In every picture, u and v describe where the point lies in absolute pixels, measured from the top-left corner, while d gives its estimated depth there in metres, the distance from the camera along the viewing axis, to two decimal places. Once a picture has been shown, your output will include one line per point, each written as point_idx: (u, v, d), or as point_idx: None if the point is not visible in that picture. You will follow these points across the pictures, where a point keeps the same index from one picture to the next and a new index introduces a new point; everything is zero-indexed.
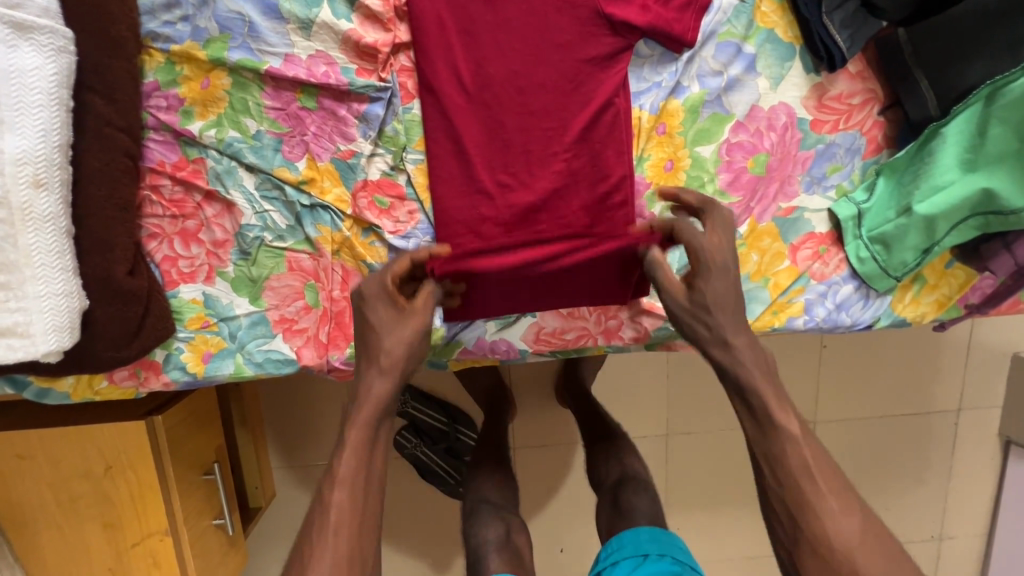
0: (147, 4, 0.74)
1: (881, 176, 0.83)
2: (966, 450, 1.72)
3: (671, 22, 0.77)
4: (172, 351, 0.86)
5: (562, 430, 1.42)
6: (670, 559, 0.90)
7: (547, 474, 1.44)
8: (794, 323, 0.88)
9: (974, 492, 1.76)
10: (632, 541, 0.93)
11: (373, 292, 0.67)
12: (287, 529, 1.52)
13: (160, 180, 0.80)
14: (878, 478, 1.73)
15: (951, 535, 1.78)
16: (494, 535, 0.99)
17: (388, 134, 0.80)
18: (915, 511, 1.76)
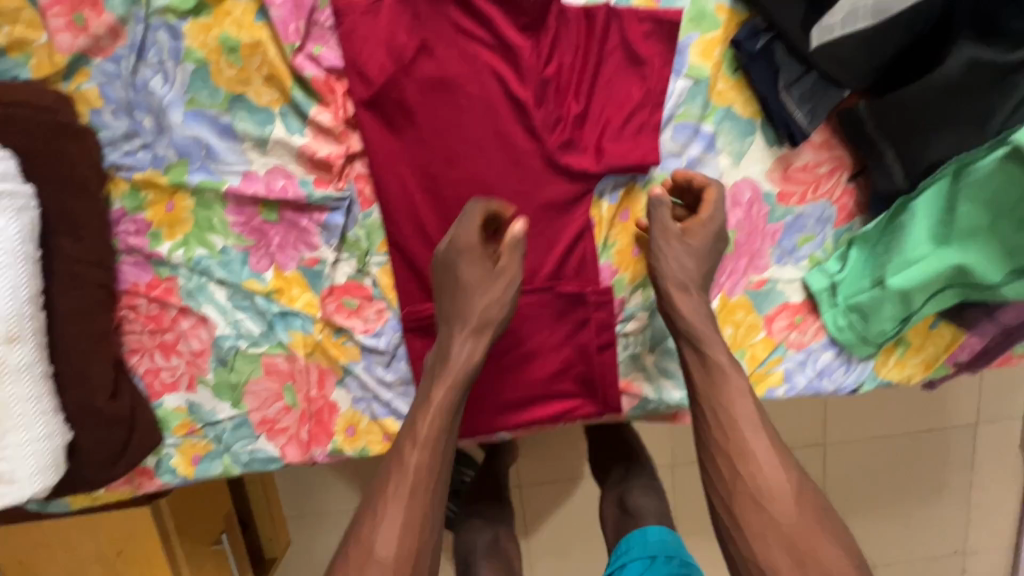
0: (107, 137, 0.76)
1: (854, 246, 0.80)
2: (986, 464, 1.67)
3: (625, 155, 0.77)
4: (162, 456, 0.89)
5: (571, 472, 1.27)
6: (678, 560, 0.84)
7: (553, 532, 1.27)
8: (775, 393, 0.87)
9: (994, 502, 1.71)
10: (637, 543, 0.88)
11: (465, 241, 0.74)
12: None
13: (136, 300, 0.82)
14: (895, 494, 1.68)
15: (975, 548, 1.74)
16: (482, 543, 0.96)
17: (351, 239, 0.81)
18: (935, 524, 1.71)
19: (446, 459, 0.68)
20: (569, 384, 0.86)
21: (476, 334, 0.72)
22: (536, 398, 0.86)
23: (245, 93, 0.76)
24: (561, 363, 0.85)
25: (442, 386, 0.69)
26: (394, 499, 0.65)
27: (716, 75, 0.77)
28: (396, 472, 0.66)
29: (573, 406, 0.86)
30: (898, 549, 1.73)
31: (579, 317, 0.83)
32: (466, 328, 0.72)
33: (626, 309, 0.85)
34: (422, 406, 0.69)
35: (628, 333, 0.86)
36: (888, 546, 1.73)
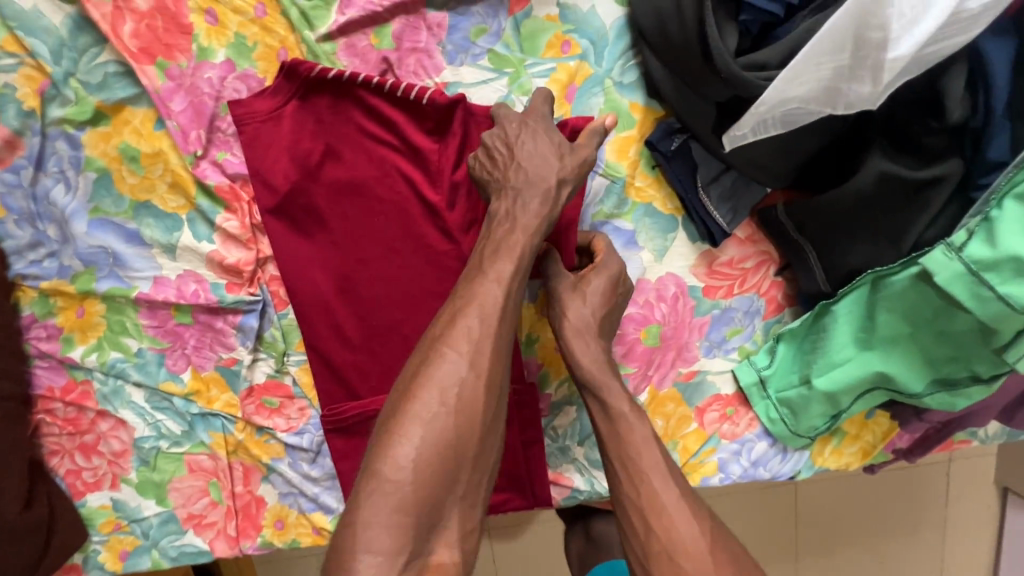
0: (12, 246, 0.75)
1: (781, 341, 0.78)
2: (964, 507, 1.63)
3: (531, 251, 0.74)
4: (90, 552, 0.88)
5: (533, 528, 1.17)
6: None
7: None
8: (708, 482, 0.85)
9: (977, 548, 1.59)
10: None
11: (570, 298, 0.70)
12: None
13: (52, 403, 0.81)
14: (870, 536, 1.55)
15: None
16: None
17: (267, 340, 0.80)
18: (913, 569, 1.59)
19: (486, 426, 0.56)
20: (496, 478, 0.84)
21: (476, 348, 0.57)
22: None
23: (150, 200, 0.74)
24: None
25: (472, 314, 0.58)
26: (436, 391, 0.55)
27: (633, 173, 0.74)
28: (443, 353, 0.57)
29: (501, 501, 0.84)
30: None
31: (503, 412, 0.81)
32: (502, 253, 0.62)
33: (552, 403, 0.83)
34: (477, 275, 0.61)
35: (556, 426, 0.84)
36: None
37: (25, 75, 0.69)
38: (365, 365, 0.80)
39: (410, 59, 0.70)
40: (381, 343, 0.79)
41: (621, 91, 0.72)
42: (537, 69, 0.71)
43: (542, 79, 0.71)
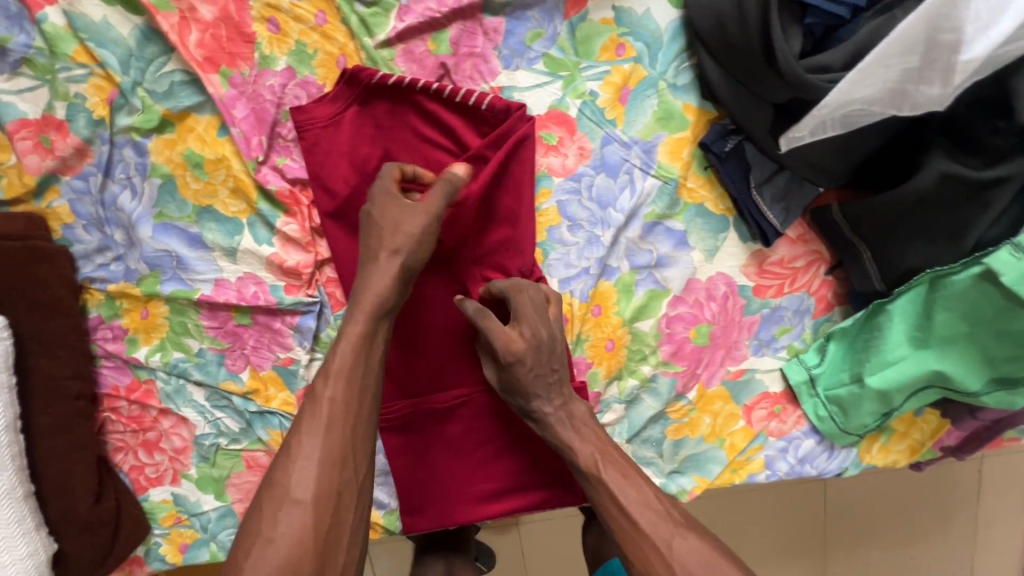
0: (80, 250, 0.77)
1: (832, 339, 0.79)
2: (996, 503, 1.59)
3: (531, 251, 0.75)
4: (151, 545, 0.90)
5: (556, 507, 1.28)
6: None
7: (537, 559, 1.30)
8: (755, 479, 0.85)
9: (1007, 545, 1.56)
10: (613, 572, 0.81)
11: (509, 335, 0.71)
12: None
13: (117, 402, 0.84)
14: (898, 533, 1.54)
15: None
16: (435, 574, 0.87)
17: (324, 340, 0.82)
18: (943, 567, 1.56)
19: (345, 467, 0.59)
20: (545, 475, 0.86)
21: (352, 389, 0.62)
22: (513, 488, 0.86)
23: (212, 205, 0.76)
24: (537, 454, 0.85)
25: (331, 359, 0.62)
26: (270, 527, 0.56)
27: (685, 174, 0.75)
28: (269, 490, 0.58)
29: (549, 497, 0.86)
30: None
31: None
32: (334, 367, 0.62)
33: (602, 401, 0.84)
34: (311, 401, 0.61)
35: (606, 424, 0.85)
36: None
37: (95, 85, 0.72)
38: (418, 365, 0.82)
39: (466, 64, 0.72)
40: (436, 343, 0.81)
41: (675, 93, 0.73)
42: (592, 73, 0.73)
43: (597, 82, 0.73)
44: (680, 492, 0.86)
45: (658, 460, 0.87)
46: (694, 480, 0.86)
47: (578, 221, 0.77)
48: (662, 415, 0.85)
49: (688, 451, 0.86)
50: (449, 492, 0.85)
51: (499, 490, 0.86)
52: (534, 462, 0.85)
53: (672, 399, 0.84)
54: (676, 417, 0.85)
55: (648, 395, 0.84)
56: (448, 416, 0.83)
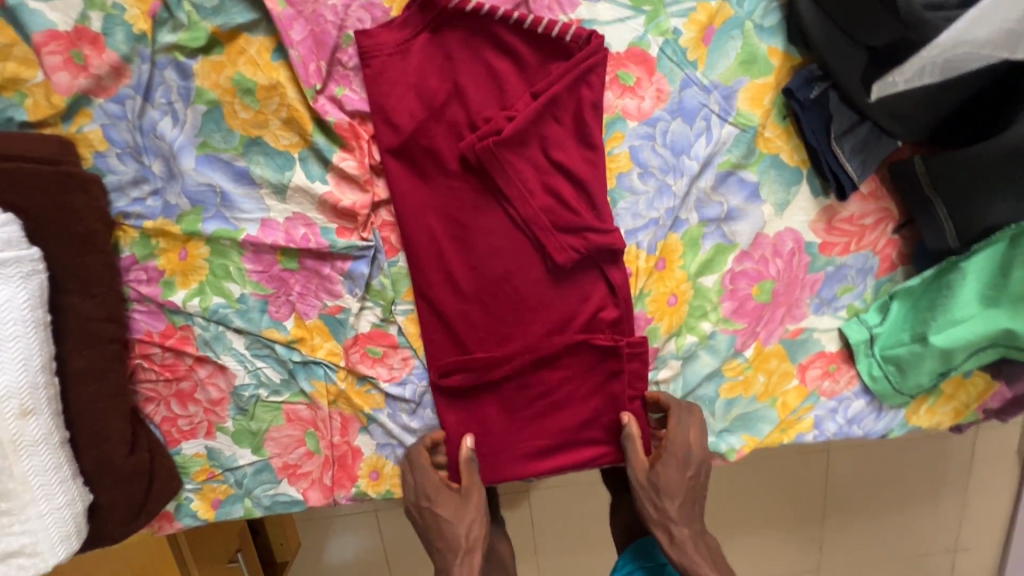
0: (113, 182, 0.71)
1: (896, 298, 0.78)
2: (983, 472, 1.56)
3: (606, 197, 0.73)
4: (182, 501, 0.87)
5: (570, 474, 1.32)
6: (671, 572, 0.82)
7: (551, 524, 1.35)
8: (803, 439, 0.85)
9: (990, 508, 1.59)
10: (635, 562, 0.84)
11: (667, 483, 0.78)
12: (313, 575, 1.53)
13: (150, 348, 0.79)
14: (892, 498, 1.58)
15: (966, 547, 1.62)
16: None
17: (376, 288, 0.78)
18: (930, 529, 1.61)
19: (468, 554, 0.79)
20: (596, 431, 0.83)
21: (476, 510, 0.80)
22: (562, 443, 0.84)
23: (262, 136, 0.70)
24: (593, 410, 0.83)
25: (470, 494, 0.80)
26: None
27: (765, 122, 0.73)
28: None
29: (600, 455, 0.84)
30: (895, 547, 1.63)
31: (611, 364, 0.80)
32: (465, 538, 0.79)
33: (659, 357, 0.82)
34: (454, 518, 0.79)
35: (660, 380, 0.83)
36: (879, 547, 1.62)
37: None
38: (474, 317, 0.78)
39: None
40: (493, 294, 0.77)
41: (761, 35, 0.71)
42: (677, 9, 0.70)
43: (680, 19, 0.70)
44: (729, 450, 0.86)
45: (708, 418, 0.86)
46: (743, 439, 0.86)
47: (649, 168, 0.74)
48: (718, 372, 0.84)
49: (739, 411, 0.86)
50: (498, 446, 0.83)
51: (549, 447, 0.84)
52: (586, 418, 0.83)
53: (729, 357, 0.83)
54: (731, 375, 0.84)
55: (705, 352, 0.83)
56: (503, 370, 0.80)
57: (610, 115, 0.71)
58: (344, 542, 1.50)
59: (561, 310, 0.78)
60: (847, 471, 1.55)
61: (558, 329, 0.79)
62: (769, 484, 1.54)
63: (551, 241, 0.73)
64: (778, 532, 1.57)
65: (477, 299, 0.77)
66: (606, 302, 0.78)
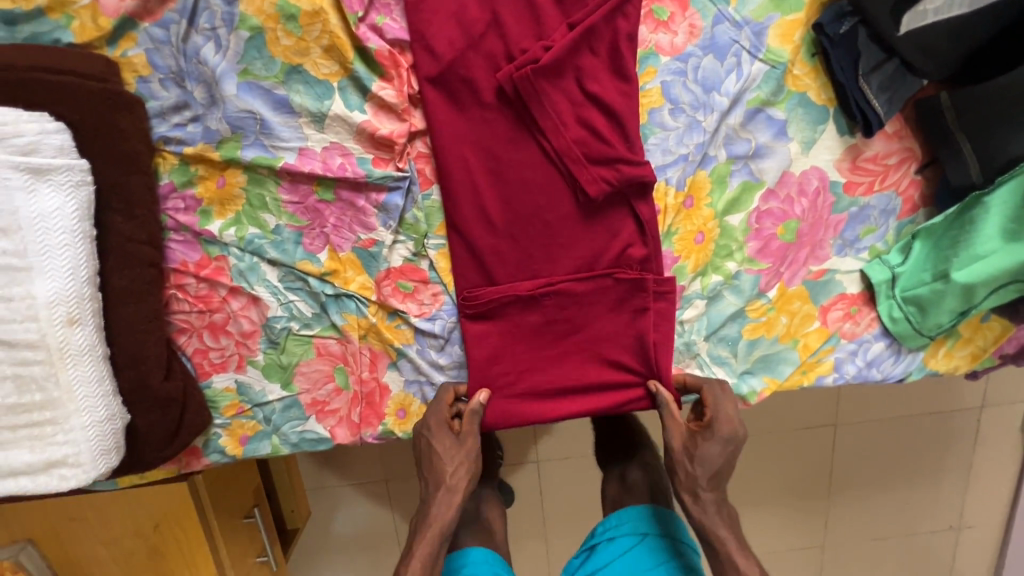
0: (155, 107, 0.72)
1: (917, 239, 0.81)
2: (987, 448, 1.53)
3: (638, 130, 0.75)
4: (210, 436, 0.87)
5: (576, 447, 1.35)
6: (672, 539, 0.86)
7: (558, 496, 1.39)
8: (823, 381, 0.85)
9: (997, 483, 1.57)
10: (632, 519, 0.87)
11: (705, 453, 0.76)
12: (322, 540, 1.51)
13: (185, 279, 0.80)
14: (898, 476, 1.54)
15: (969, 524, 1.60)
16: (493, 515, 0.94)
17: (409, 221, 0.79)
18: (934, 509, 1.58)
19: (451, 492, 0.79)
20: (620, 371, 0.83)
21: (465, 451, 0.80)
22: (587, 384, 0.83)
23: (303, 64, 0.72)
24: (620, 350, 0.82)
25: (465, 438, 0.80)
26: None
27: (794, 59, 0.75)
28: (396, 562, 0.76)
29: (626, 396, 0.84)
30: (899, 522, 1.58)
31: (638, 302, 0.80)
32: (452, 476, 0.79)
33: (684, 297, 0.83)
34: (441, 456, 0.79)
35: (685, 320, 0.84)
36: (882, 525, 1.58)
37: None
38: (505, 250, 0.79)
39: None
40: (524, 228, 0.78)
41: None
42: None
43: None
44: (750, 393, 0.85)
45: (731, 360, 0.86)
46: (764, 381, 0.86)
47: (680, 104, 0.76)
48: (741, 313, 0.85)
49: (761, 352, 0.86)
50: (522, 386, 0.83)
51: (572, 389, 0.83)
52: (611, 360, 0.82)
53: (753, 297, 0.84)
54: (755, 316, 0.85)
55: (730, 292, 0.84)
56: (532, 305, 0.81)
57: (644, 49, 0.73)
58: (354, 512, 1.48)
59: (590, 246, 0.79)
60: (855, 444, 1.51)
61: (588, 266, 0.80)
62: (775, 456, 1.50)
63: (583, 173, 0.75)
64: (784, 508, 1.54)
65: (508, 233, 0.78)
66: (634, 239, 0.79)
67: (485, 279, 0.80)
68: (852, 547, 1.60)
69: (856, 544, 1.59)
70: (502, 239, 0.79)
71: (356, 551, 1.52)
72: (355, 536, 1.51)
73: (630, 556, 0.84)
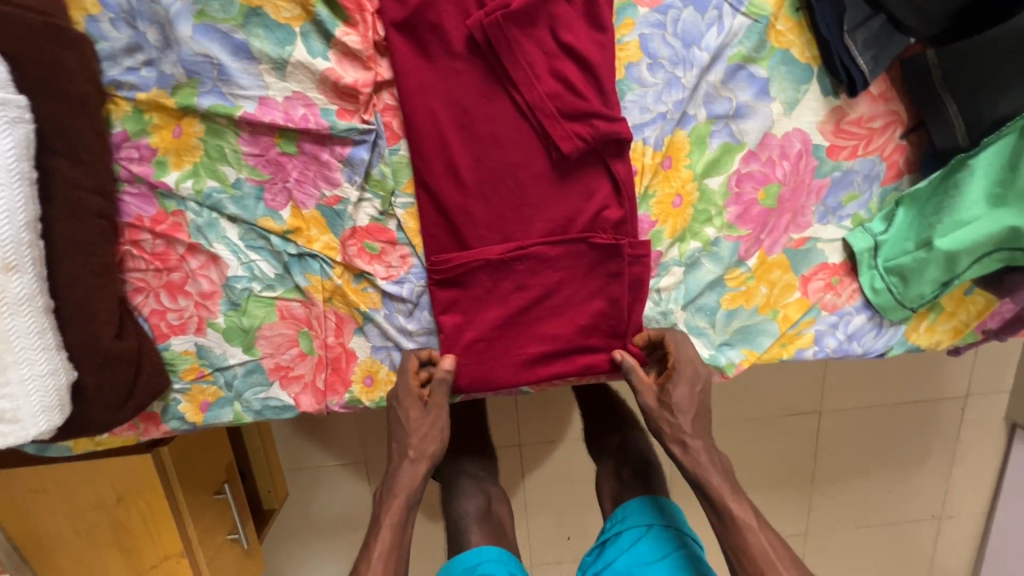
0: (106, 49, 0.69)
1: (901, 206, 0.78)
2: (970, 436, 1.52)
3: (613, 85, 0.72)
4: (170, 402, 0.83)
5: (556, 431, 1.33)
6: (674, 529, 0.84)
7: (538, 480, 1.37)
8: (803, 355, 0.82)
9: (979, 472, 1.56)
10: (635, 512, 0.86)
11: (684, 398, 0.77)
12: (297, 524, 1.48)
13: (140, 235, 0.76)
14: (883, 463, 1.53)
15: (951, 514, 1.59)
16: (473, 508, 0.91)
17: (375, 177, 0.76)
18: (918, 497, 1.56)
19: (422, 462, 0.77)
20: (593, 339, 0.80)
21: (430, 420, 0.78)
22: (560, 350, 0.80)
23: (263, 7, 0.69)
24: (595, 316, 0.79)
25: (431, 410, 0.78)
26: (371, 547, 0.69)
27: (777, 13, 0.73)
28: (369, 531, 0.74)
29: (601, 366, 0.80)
30: (881, 510, 1.57)
31: (611, 267, 0.77)
32: (420, 448, 0.77)
33: (661, 264, 0.80)
34: (405, 426, 0.78)
35: (662, 288, 0.81)
36: (868, 512, 1.57)
37: None
38: (474, 211, 0.75)
39: None
40: (495, 187, 0.75)
41: None
42: None
43: None
44: (728, 364, 0.82)
45: (709, 331, 0.82)
46: (742, 353, 0.82)
47: (658, 59, 0.74)
48: (720, 282, 0.81)
49: (740, 323, 0.82)
50: (493, 354, 0.79)
51: (546, 357, 0.80)
52: (586, 329, 0.79)
53: (732, 265, 0.81)
54: (733, 285, 0.82)
55: (708, 260, 0.81)
56: (503, 270, 0.77)
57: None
58: (333, 496, 1.45)
59: (562, 207, 0.76)
60: (840, 430, 1.49)
61: (561, 228, 0.76)
62: (762, 441, 1.48)
63: (556, 129, 0.72)
64: (786, 494, 1.53)
65: (479, 192, 0.75)
66: (610, 199, 0.76)
67: (454, 241, 0.77)
68: (838, 536, 1.59)
69: (842, 533, 1.58)
70: (472, 198, 0.75)
71: (332, 534, 1.49)
72: (330, 519, 1.47)
73: (638, 548, 0.82)
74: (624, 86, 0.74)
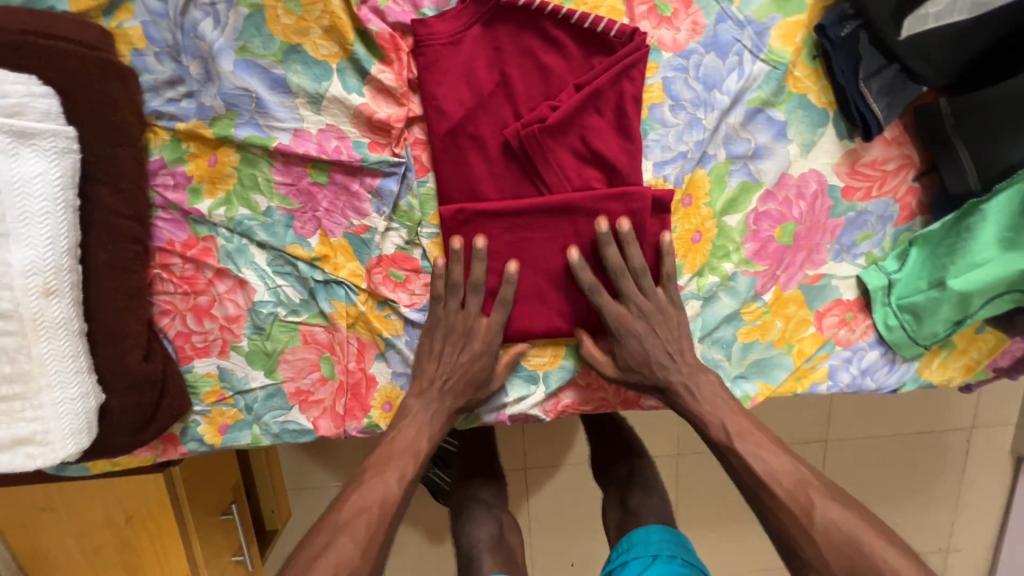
0: (149, 82, 0.71)
1: (914, 246, 0.81)
2: (977, 468, 1.51)
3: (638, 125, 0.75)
4: (189, 424, 0.82)
5: (563, 456, 1.33)
6: (681, 560, 0.82)
7: (546, 505, 1.36)
8: (817, 389, 0.83)
9: (986, 504, 1.55)
10: (641, 543, 0.85)
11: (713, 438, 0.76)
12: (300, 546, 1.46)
13: (170, 259, 0.77)
14: (889, 494, 1.52)
15: (958, 546, 1.57)
16: (485, 539, 0.90)
17: (403, 209, 0.78)
18: (925, 529, 1.56)
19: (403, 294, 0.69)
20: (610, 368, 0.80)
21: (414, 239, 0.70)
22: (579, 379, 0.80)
23: (302, 44, 0.71)
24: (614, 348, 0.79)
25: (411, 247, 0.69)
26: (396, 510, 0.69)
27: (795, 60, 0.76)
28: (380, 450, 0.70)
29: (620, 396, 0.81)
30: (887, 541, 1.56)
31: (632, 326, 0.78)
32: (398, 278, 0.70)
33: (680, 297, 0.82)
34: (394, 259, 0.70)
35: None
36: None
37: None
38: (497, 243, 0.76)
39: None
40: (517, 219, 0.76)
41: None
42: None
43: None
44: (743, 397, 0.83)
45: (725, 363, 0.83)
46: (757, 386, 0.83)
47: (681, 101, 0.76)
48: (736, 315, 0.82)
49: (755, 356, 0.83)
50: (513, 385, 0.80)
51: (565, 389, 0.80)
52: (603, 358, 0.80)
53: (748, 300, 0.82)
54: (750, 319, 0.82)
55: (725, 294, 0.82)
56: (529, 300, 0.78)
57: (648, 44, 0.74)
58: None
59: (581, 234, 0.76)
60: (847, 460, 1.49)
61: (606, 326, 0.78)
62: None
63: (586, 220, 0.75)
64: None
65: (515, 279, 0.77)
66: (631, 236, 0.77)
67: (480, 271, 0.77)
68: None
69: None
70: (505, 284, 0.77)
71: None
72: None
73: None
74: (647, 126, 0.76)
